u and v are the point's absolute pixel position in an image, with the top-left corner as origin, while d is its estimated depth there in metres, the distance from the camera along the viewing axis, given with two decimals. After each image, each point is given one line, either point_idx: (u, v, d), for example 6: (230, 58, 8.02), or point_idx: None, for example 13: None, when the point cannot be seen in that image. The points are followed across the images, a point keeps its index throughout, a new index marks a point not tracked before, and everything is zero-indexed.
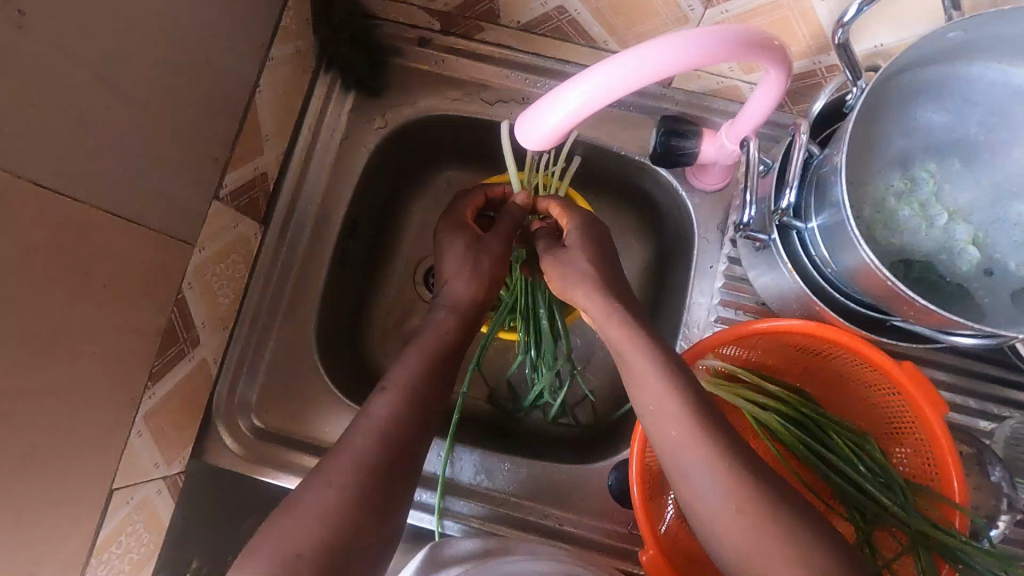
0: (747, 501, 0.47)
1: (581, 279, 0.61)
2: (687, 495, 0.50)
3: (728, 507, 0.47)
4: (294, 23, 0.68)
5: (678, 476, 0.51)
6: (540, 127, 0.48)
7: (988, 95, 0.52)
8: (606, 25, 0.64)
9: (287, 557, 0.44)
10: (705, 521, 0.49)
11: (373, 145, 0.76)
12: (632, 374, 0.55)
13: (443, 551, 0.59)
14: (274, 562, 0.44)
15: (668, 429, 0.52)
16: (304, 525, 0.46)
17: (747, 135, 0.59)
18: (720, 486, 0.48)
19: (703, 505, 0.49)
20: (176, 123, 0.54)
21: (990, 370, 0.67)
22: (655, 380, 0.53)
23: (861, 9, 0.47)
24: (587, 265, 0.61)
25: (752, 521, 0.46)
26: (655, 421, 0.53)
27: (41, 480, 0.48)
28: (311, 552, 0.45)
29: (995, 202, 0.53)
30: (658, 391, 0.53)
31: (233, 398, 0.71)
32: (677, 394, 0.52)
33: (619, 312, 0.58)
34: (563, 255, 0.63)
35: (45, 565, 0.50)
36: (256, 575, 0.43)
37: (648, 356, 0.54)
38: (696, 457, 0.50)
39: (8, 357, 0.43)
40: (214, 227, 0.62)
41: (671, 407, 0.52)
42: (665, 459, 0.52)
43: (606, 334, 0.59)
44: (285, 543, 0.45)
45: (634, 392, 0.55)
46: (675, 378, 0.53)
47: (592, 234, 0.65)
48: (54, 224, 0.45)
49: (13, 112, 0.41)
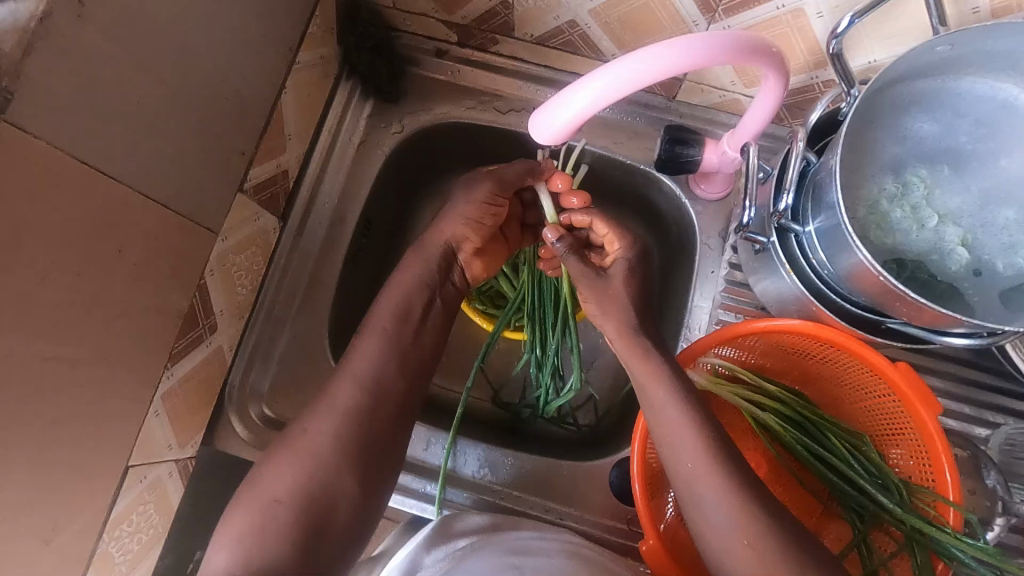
0: (757, 537, 0.49)
1: (619, 308, 0.62)
2: (700, 526, 0.53)
3: (739, 540, 0.50)
4: (320, 31, 0.72)
5: (692, 507, 0.53)
6: (550, 124, 0.51)
7: (977, 107, 0.55)
8: (616, 39, 0.68)
9: (266, 502, 0.52)
10: (719, 553, 0.51)
11: (389, 149, 0.79)
12: (650, 404, 0.57)
13: (453, 524, 0.62)
14: (256, 506, 0.52)
15: (682, 458, 0.54)
16: (284, 475, 0.53)
17: (746, 141, 0.62)
18: (732, 519, 0.50)
19: (715, 536, 0.51)
20: (208, 115, 0.58)
21: (984, 377, 0.69)
22: (671, 410, 0.55)
23: (853, 22, 0.51)
24: (626, 296, 0.62)
25: (763, 555, 0.49)
26: (670, 451, 0.55)
27: (64, 447, 0.50)
28: (286, 498, 0.52)
29: (983, 206, 0.56)
30: (675, 424, 0.55)
31: (246, 386, 0.73)
32: (690, 423, 0.54)
33: (645, 348, 0.59)
34: (600, 282, 0.63)
35: (63, 533, 0.52)
36: (241, 522, 0.51)
37: (669, 389, 0.56)
38: (708, 489, 0.52)
39: (43, 324, 0.45)
40: (236, 218, 0.65)
41: (686, 435, 0.54)
42: (681, 488, 0.54)
43: (627, 362, 0.60)
44: (265, 491, 0.53)
45: (650, 420, 0.57)
46: (691, 407, 0.55)
47: (637, 266, 0.66)
48: (95, 201, 0.47)
49: (69, 95, 0.44)
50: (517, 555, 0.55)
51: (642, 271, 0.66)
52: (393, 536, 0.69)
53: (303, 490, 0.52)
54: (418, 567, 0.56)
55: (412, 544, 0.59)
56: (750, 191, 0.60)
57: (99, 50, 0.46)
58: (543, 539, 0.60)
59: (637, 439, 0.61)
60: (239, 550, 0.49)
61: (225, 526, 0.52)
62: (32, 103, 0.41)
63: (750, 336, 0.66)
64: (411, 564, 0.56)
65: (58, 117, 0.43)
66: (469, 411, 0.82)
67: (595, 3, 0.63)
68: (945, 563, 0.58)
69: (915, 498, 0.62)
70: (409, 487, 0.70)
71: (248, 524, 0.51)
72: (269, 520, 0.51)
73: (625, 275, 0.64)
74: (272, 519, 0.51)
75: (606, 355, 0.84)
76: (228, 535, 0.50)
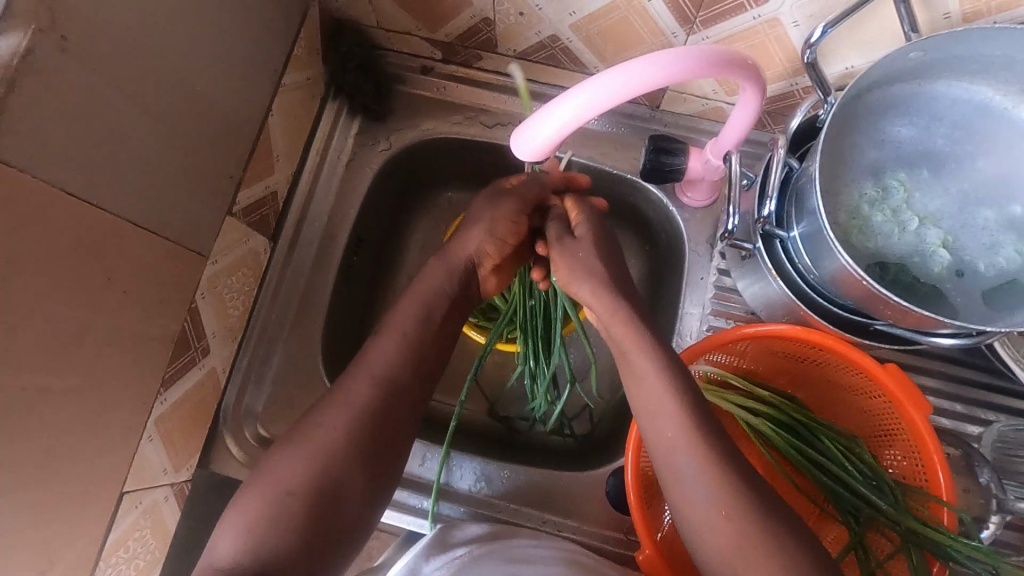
0: (735, 508, 0.49)
1: (591, 272, 0.62)
2: (677, 497, 0.53)
3: (717, 511, 0.50)
4: (305, 52, 0.73)
5: (670, 479, 0.53)
6: (533, 140, 0.52)
7: (953, 110, 0.55)
8: (597, 52, 0.69)
9: (279, 493, 0.51)
10: (696, 525, 0.51)
11: (377, 166, 0.80)
12: (635, 375, 0.57)
13: (451, 534, 0.62)
14: (268, 497, 0.51)
15: (664, 430, 0.54)
16: (296, 467, 0.53)
17: (729, 150, 0.63)
18: (711, 490, 0.51)
19: (693, 508, 0.51)
20: (194, 140, 0.58)
21: (974, 375, 0.69)
22: (655, 381, 0.55)
23: (826, 31, 0.51)
24: (596, 261, 0.63)
25: (739, 529, 0.49)
26: (654, 420, 0.55)
27: (58, 476, 0.50)
28: (298, 490, 0.52)
29: (963, 208, 0.56)
30: (658, 391, 0.55)
31: (240, 407, 0.73)
32: (675, 395, 0.54)
33: (621, 307, 0.59)
34: (569, 246, 0.65)
35: (57, 564, 0.52)
36: (253, 514, 0.50)
37: (651, 358, 0.56)
38: (689, 461, 0.52)
39: (33, 355, 0.46)
40: (226, 241, 0.65)
41: (669, 407, 0.54)
42: (659, 459, 0.55)
43: (609, 330, 0.61)
44: (277, 484, 0.52)
45: (634, 392, 0.57)
46: (675, 380, 0.55)
47: (600, 231, 0.67)
48: (83, 231, 0.48)
49: (54, 128, 0.45)
50: (513, 565, 0.58)
51: (607, 232, 0.68)
52: (392, 548, 0.70)
53: (316, 482, 0.52)
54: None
55: (411, 552, 0.59)
56: (734, 198, 0.61)
57: (82, 82, 0.46)
58: (540, 547, 0.61)
59: (630, 448, 0.62)
60: (250, 535, 0.49)
61: (237, 510, 0.52)
62: (17, 137, 0.42)
63: (740, 342, 0.66)
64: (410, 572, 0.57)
65: (44, 150, 0.44)
66: (463, 424, 0.82)
67: (575, 18, 0.64)
68: (940, 564, 0.58)
69: (909, 499, 0.62)
70: (407, 503, 0.70)
71: (257, 513, 0.50)
72: (280, 511, 0.50)
73: (589, 238, 0.66)
74: (282, 509, 0.51)
75: (599, 363, 0.84)
76: (238, 521, 0.50)
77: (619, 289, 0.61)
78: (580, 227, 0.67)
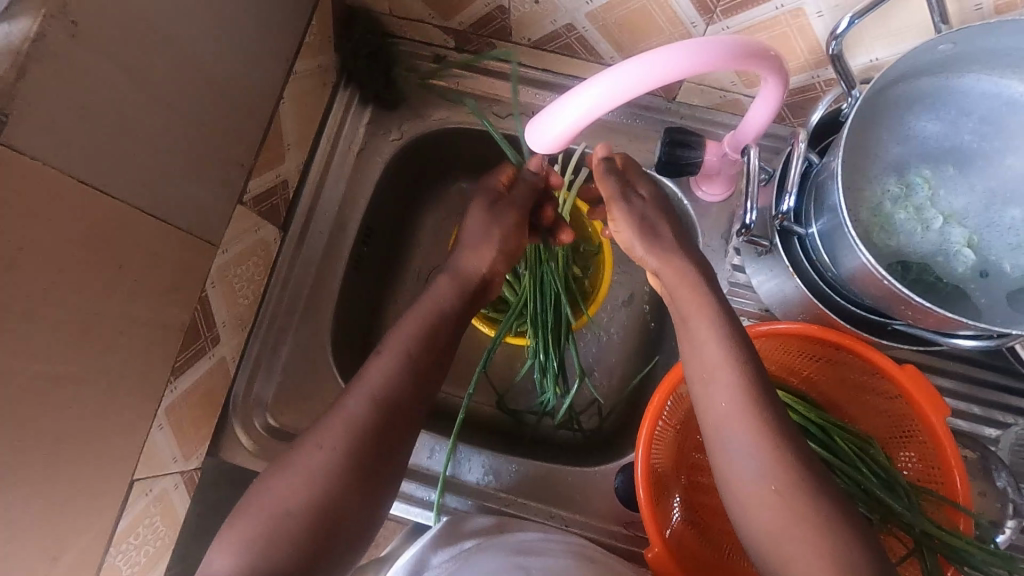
0: (786, 484, 0.48)
1: (659, 236, 0.62)
2: (725, 470, 0.52)
3: (766, 486, 0.49)
4: (317, 39, 0.72)
5: (718, 450, 0.53)
6: (551, 130, 0.50)
7: (981, 104, 0.54)
8: (613, 41, 0.67)
9: (277, 512, 0.50)
10: (743, 497, 0.50)
11: (388, 155, 0.79)
12: (694, 341, 0.56)
13: (461, 525, 0.63)
14: (263, 518, 0.50)
15: (717, 400, 0.53)
16: (291, 485, 0.51)
17: (748, 143, 0.61)
18: (762, 464, 0.50)
19: (741, 481, 0.51)
20: (203, 129, 0.57)
21: (992, 376, 0.68)
22: (716, 350, 0.55)
23: (852, 22, 0.50)
24: (665, 228, 0.62)
25: (792, 505, 0.48)
26: (705, 389, 0.54)
27: (69, 463, 0.50)
28: (297, 509, 0.50)
29: (989, 206, 0.55)
30: (716, 360, 0.54)
31: (250, 397, 0.73)
32: (733, 365, 0.53)
33: (687, 270, 0.59)
34: (637, 205, 0.63)
35: (68, 549, 0.52)
36: (248, 533, 0.49)
37: (714, 321, 0.56)
38: (740, 432, 0.51)
39: (45, 344, 0.46)
40: (237, 230, 0.65)
41: (726, 378, 0.53)
42: (709, 431, 0.54)
43: (673, 296, 0.60)
44: (273, 503, 0.51)
45: (690, 359, 0.57)
46: (733, 350, 0.54)
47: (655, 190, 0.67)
48: (94, 219, 0.48)
49: (65, 115, 0.44)
50: (523, 555, 0.57)
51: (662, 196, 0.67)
52: (397, 539, 0.70)
53: (314, 501, 0.51)
54: (424, 566, 0.58)
55: (419, 543, 0.60)
56: (752, 193, 0.60)
57: (91, 68, 0.45)
58: (549, 540, 0.61)
59: (641, 445, 0.61)
60: (245, 556, 0.48)
61: (230, 531, 0.50)
62: (28, 124, 0.42)
63: (754, 340, 0.65)
64: (418, 563, 0.58)
65: (55, 137, 0.44)
66: (472, 416, 0.82)
67: (592, 6, 0.63)
68: (955, 568, 0.57)
69: (924, 502, 0.62)
70: (413, 495, 0.70)
71: (256, 530, 0.49)
72: (278, 530, 0.49)
73: (654, 199, 0.65)
74: (281, 528, 0.49)
75: (608, 358, 0.83)
76: (235, 539, 0.49)
77: (686, 254, 0.61)
78: (642, 184, 0.65)
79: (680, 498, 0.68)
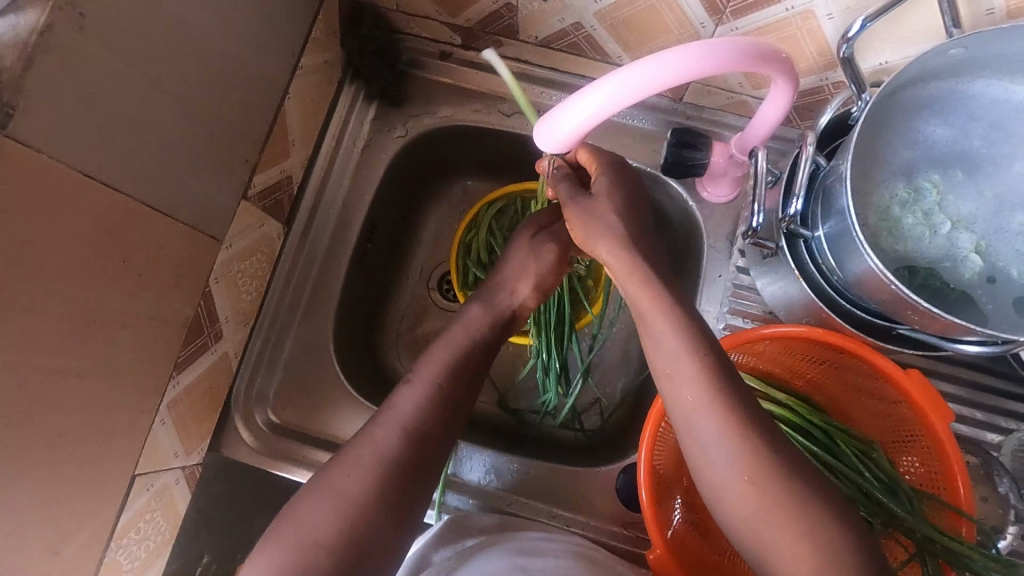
0: (762, 475, 0.48)
1: (609, 231, 0.59)
2: (696, 460, 0.52)
3: (741, 478, 0.49)
4: (323, 35, 0.71)
5: (692, 444, 0.52)
6: (558, 133, 0.51)
7: (991, 110, 0.54)
8: (621, 41, 0.67)
9: (307, 544, 0.49)
10: (717, 489, 0.50)
11: (393, 153, 0.79)
12: (652, 333, 0.55)
13: (466, 522, 0.64)
14: (295, 551, 0.49)
15: (684, 395, 0.52)
16: (323, 517, 0.51)
17: (755, 146, 0.61)
18: (735, 456, 0.49)
19: (716, 475, 0.50)
20: (209, 123, 0.57)
21: (996, 383, 0.68)
22: (676, 345, 0.53)
23: (864, 25, 0.49)
24: (615, 219, 0.60)
25: (768, 498, 0.48)
26: (670, 383, 0.53)
27: (71, 457, 0.50)
28: (327, 543, 0.50)
29: (997, 212, 0.55)
30: (675, 356, 0.53)
31: (251, 393, 0.73)
32: (694, 355, 0.52)
33: (637, 265, 0.57)
34: (585, 203, 0.62)
35: (70, 543, 0.52)
36: (278, 566, 0.49)
37: (671, 317, 0.54)
38: (710, 424, 0.50)
39: (48, 337, 0.45)
40: (241, 225, 0.64)
41: (688, 372, 0.52)
42: (680, 425, 0.53)
43: (625, 288, 0.58)
44: (304, 533, 0.50)
45: (651, 357, 0.55)
46: (696, 344, 0.53)
47: (617, 176, 0.63)
48: (99, 213, 0.47)
49: (73, 108, 0.44)
50: (525, 555, 0.57)
51: (629, 185, 0.63)
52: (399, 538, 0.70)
53: (344, 534, 0.50)
54: (425, 563, 0.59)
55: (422, 540, 0.61)
56: (759, 195, 0.59)
57: (98, 60, 0.45)
58: (551, 540, 0.61)
59: (644, 447, 0.61)
60: None
61: (261, 556, 0.50)
62: (34, 116, 0.41)
63: (759, 342, 0.65)
64: (420, 561, 0.59)
65: (61, 129, 0.43)
66: (473, 414, 0.82)
67: (600, 5, 0.62)
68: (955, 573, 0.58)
69: (926, 507, 0.62)
70: None
71: (288, 559, 0.49)
72: (310, 564, 0.49)
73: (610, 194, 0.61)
74: (310, 562, 0.49)
75: (611, 358, 0.83)
76: (268, 565, 0.49)
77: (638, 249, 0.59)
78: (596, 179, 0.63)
79: (682, 499, 0.68)
